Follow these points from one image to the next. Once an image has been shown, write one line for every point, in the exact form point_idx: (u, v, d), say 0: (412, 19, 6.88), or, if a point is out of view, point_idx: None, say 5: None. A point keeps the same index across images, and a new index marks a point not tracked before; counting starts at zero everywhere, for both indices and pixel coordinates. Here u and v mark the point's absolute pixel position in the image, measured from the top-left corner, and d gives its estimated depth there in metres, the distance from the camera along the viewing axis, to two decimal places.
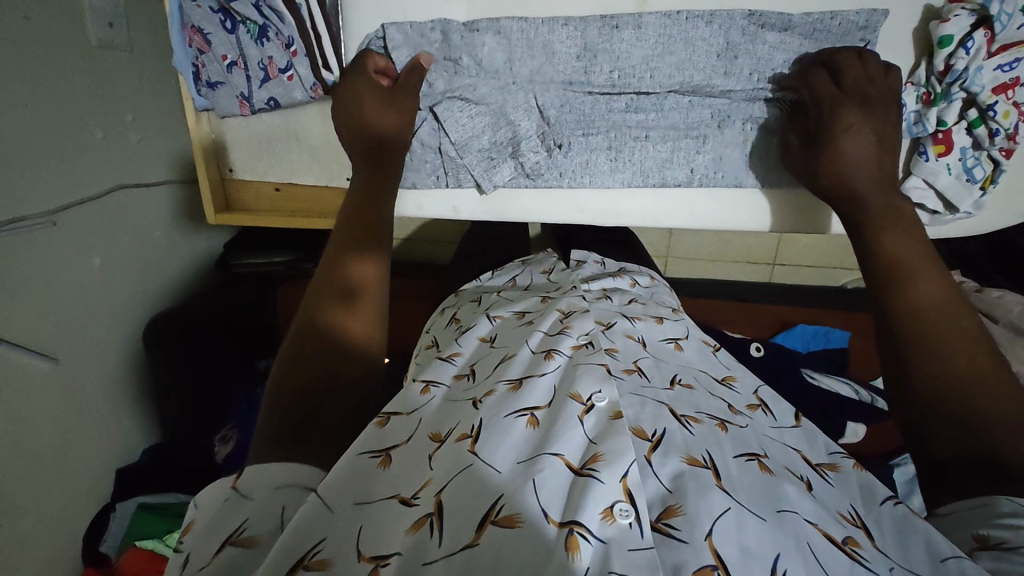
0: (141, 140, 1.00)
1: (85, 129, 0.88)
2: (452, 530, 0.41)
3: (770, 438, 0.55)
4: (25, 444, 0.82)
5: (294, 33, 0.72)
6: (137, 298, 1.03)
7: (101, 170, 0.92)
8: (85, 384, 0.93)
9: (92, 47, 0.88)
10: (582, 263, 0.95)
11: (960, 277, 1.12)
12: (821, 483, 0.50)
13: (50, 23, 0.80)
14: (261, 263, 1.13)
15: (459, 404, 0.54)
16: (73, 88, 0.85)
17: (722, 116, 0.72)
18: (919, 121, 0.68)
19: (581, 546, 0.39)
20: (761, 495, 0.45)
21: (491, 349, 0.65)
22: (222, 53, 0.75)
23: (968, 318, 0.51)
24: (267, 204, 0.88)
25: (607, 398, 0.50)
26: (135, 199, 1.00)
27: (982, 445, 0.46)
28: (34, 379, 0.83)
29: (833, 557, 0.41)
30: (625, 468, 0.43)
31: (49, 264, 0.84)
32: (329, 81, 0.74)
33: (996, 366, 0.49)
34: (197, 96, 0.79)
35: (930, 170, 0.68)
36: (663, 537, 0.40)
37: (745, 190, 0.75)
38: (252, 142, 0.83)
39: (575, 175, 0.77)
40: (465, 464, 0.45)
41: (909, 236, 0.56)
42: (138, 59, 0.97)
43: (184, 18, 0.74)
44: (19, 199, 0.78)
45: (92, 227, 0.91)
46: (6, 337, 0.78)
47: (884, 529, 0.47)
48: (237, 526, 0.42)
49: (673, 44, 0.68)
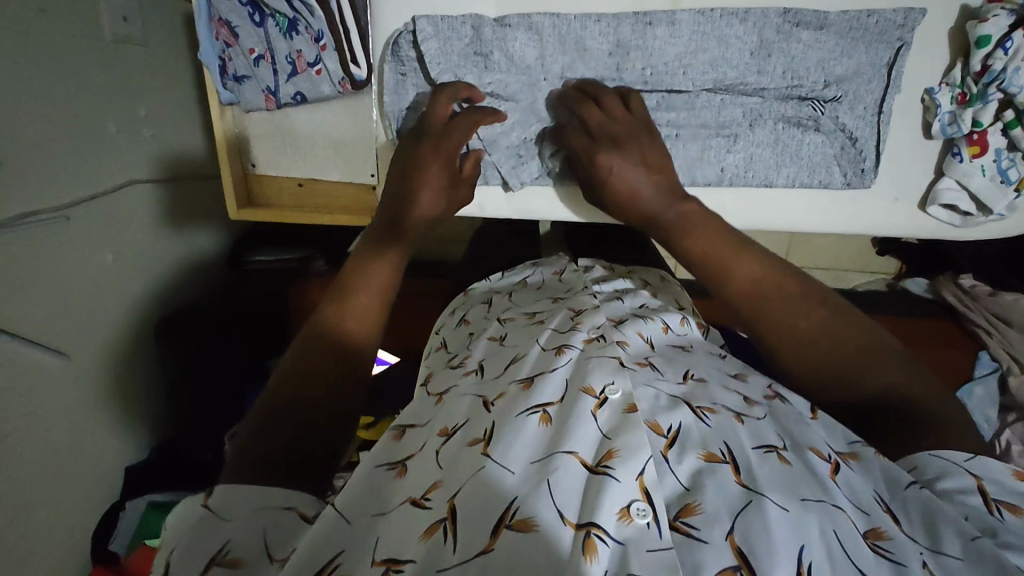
0: (155, 135, 0.99)
1: (99, 123, 0.88)
2: (467, 536, 0.40)
3: (789, 420, 0.50)
4: (35, 439, 0.82)
5: (323, 27, 0.70)
6: (148, 294, 1.02)
7: (115, 165, 0.91)
8: (96, 381, 0.92)
9: (108, 41, 0.88)
10: (590, 266, 0.92)
11: (972, 280, 1.12)
12: (846, 468, 0.47)
13: (67, 16, 0.80)
14: (271, 260, 1.11)
15: (471, 405, 0.53)
16: (89, 81, 0.85)
17: (755, 115, 0.72)
18: (954, 121, 0.68)
19: (597, 549, 0.39)
20: (782, 483, 0.43)
21: (502, 349, 0.63)
22: (249, 47, 0.74)
23: (781, 277, 0.58)
24: (287, 199, 0.87)
25: (620, 390, 0.49)
26: (148, 194, 0.99)
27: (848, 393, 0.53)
28: (45, 374, 0.82)
29: (859, 551, 0.40)
30: (641, 465, 0.43)
31: (63, 259, 0.84)
32: (358, 78, 0.74)
33: (819, 324, 0.55)
34: (222, 90, 0.77)
35: (964, 171, 0.68)
36: (684, 537, 0.40)
37: (773, 190, 0.75)
38: (270, 138, 0.82)
39: None
40: (477, 466, 0.44)
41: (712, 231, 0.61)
42: (154, 53, 0.97)
43: (210, 10, 0.72)
44: (32, 193, 0.77)
45: (105, 221, 0.91)
46: (18, 332, 0.77)
47: (912, 512, 0.44)
48: (220, 548, 0.40)
49: (706, 42, 0.68)
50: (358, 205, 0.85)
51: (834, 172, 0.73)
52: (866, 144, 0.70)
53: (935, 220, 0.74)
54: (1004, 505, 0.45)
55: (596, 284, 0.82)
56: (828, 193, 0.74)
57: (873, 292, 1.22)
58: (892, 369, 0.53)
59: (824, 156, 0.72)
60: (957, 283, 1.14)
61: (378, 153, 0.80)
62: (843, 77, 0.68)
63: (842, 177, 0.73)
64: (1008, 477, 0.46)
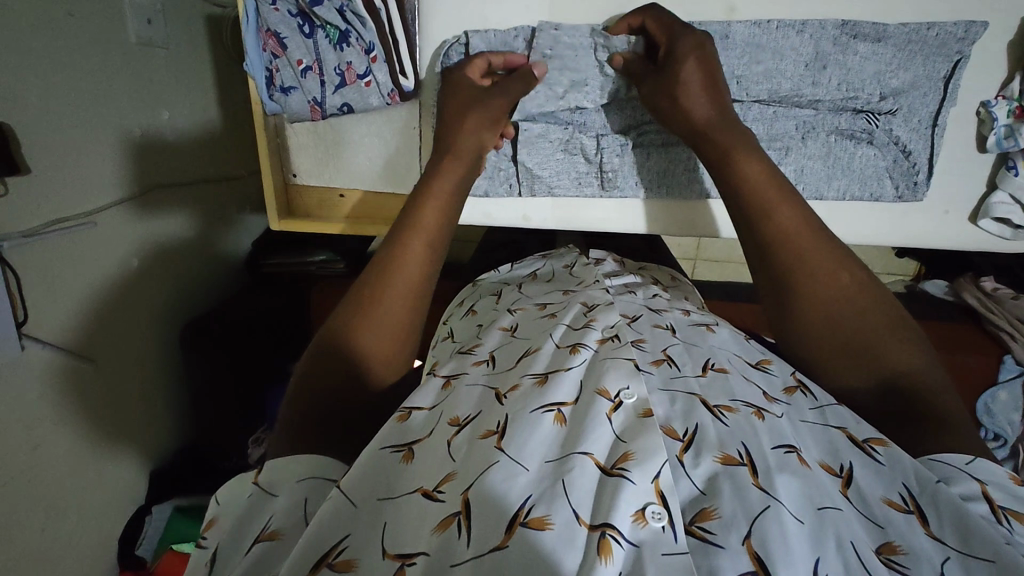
0: (177, 138, 0.98)
1: (125, 127, 0.87)
2: (482, 528, 0.36)
3: (809, 423, 0.45)
4: (62, 444, 0.82)
5: (375, 38, 0.70)
6: (173, 298, 1.02)
7: (139, 168, 0.90)
8: (123, 385, 0.92)
9: (132, 45, 0.87)
10: (602, 259, 0.83)
11: (994, 283, 1.12)
12: (866, 465, 0.42)
13: (93, 21, 0.79)
14: (294, 263, 1.11)
15: (484, 398, 0.47)
16: (113, 85, 0.84)
17: (807, 127, 0.71)
18: (1011, 135, 0.66)
19: (613, 551, 0.34)
20: (800, 485, 0.38)
21: (514, 340, 0.56)
22: (297, 58, 0.72)
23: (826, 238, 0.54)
24: (329, 210, 0.86)
25: (636, 395, 0.43)
26: (171, 197, 0.98)
27: (876, 365, 0.49)
28: (71, 381, 0.82)
29: (876, 565, 0.35)
30: (657, 467, 0.38)
31: (89, 265, 0.83)
32: (407, 88, 0.73)
33: (857, 287, 0.52)
34: (267, 101, 0.75)
35: (1019, 184, 0.68)
36: (699, 542, 0.35)
37: (824, 202, 0.74)
38: (301, 144, 0.81)
39: (650, 185, 0.76)
40: (490, 462, 0.39)
41: (760, 161, 0.57)
42: (176, 55, 0.96)
43: (260, 22, 0.71)
44: (59, 199, 0.77)
45: (129, 226, 0.90)
46: (46, 338, 0.77)
47: (943, 514, 0.38)
48: (263, 524, 0.39)
49: (760, 54, 0.68)
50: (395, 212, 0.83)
51: (886, 185, 0.72)
52: (919, 157, 0.70)
53: (984, 232, 0.74)
54: (1011, 513, 0.39)
55: (607, 278, 0.73)
56: (877, 205, 0.74)
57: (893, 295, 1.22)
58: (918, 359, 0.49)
59: (876, 169, 0.71)
60: (978, 286, 1.14)
61: (422, 158, 0.79)
62: (899, 90, 0.68)
63: (894, 190, 0.72)
64: (1008, 482, 0.41)
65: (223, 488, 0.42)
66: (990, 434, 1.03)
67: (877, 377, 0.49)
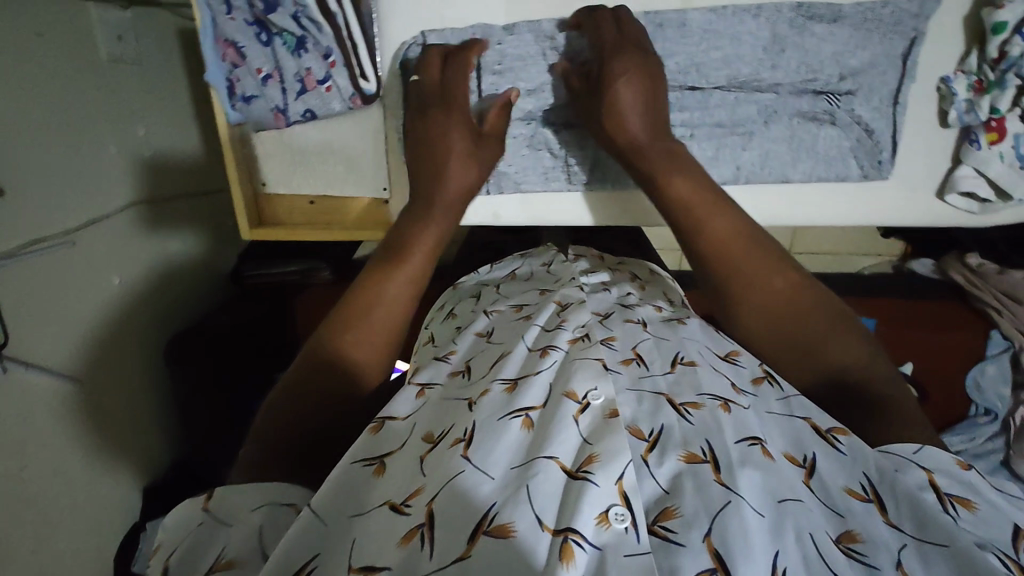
0: (154, 154, 0.98)
1: (100, 145, 0.87)
2: (446, 540, 0.36)
3: (776, 414, 0.46)
4: (51, 465, 0.82)
5: (331, 42, 0.71)
6: (158, 314, 1.02)
7: (117, 186, 0.90)
8: (111, 403, 0.92)
9: (103, 63, 0.87)
10: (580, 256, 0.84)
11: (980, 259, 1.12)
12: (829, 454, 0.43)
13: (61, 40, 0.79)
14: (276, 274, 1.10)
15: (454, 406, 0.48)
16: (85, 103, 0.84)
17: (770, 112, 0.71)
18: (971, 109, 0.67)
19: (575, 555, 0.34)
20: (761, 480, 0.39)
21: (487, 345, 0.57)
22: (257, 67, 0.73)
23: (758, 240, 0.55)
24: (301, 219, 0.85)
25: (603, 396, 0.43)
26: (150, 213, 0.98)
27: (819, 363, 0.51)
28: (57, 403, 0.82)
29: (836, 556, 0.36)
30: (621, 468, 0.38)
31: (69, 285, 0.83)
32: (368, 91, 0.74)
33: (795, 285, 0.53)
34: (231, 111, 0.75)
35: (982, 158, 0.68)
36: (660, 541, 0.36)
37: (791, 185, 0.75)
38: (280, 157, 0.80)
39: (618, 178, 0.76)
40: (456, 472, 0.40)
41: (692, 175, 0.58)
42: (149, 70, 0.96)
43: (217, 32, 0.71)
44: (36, 221, 0.77)
45: (109, 244, 0.90)
46: (28, 361, 0.77)
47: (901, 502, 0.40)
48: (218, 553, 0.40)
49: (718, 40, 0.68)
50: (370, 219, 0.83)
51: (851, 165, 0.72)
52: (882, 135, 0.70)
53: (953, 207, 0.74)
54: (957, 500, 0.40)
55: (584, 275, 0.73)
56: (846, 186, 0.74)
57: (879, 276, 1.23)
58: (852, 354, 0.51)
59: (840, 149, 0.72)
60: (964, 263, 1.13)
61: (389, 162, 0.79)
62: (857, 70, 0.68)
63: (859, 169, 0.72)
64: (956, 469, 0.42)
65: (169, 514, 0.43)
66: (982, 410, 1.07)
67: (823, 374, 0.51)
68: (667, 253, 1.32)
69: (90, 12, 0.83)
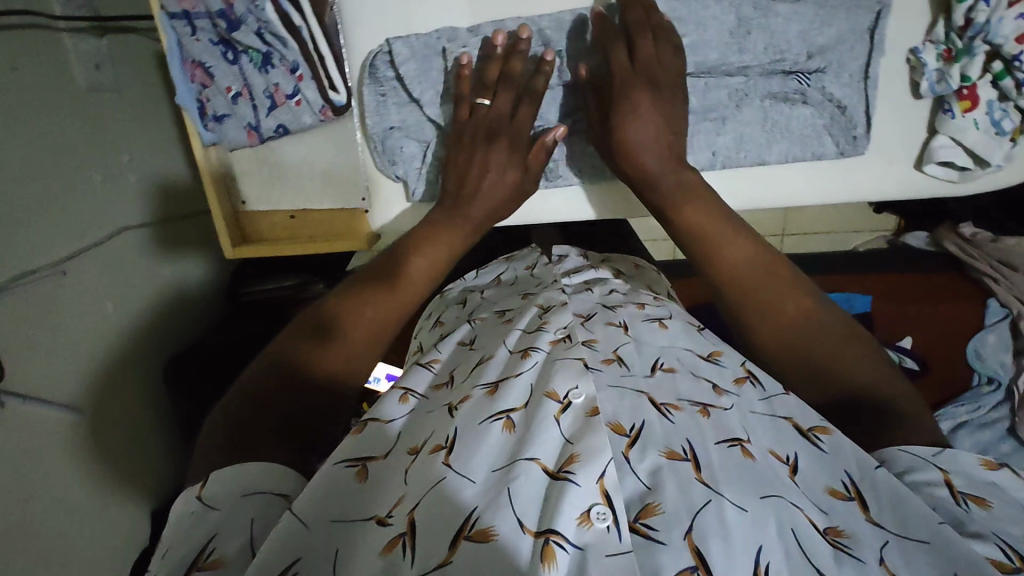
0: (140, 179, 0.98)
1: (84, 174, 0.87)
2: (427, 544, 0.38)
3: (758, 414, 0.48)
4: (56, 495, 0.82)
5: (297, 56, 0.70)
6: (154, 338, 1.02)
7: (105, 213, 0.91)
8: (112, 430, 0.92)
9: (81, 92, 0.87)
10: (564, 256, 0.84)
11: (973, 229, 1.12)
12: (810, 455, 0.45)
13: (37, 71, 0.79)
14: (270, 290, 1.11)
15: (435, 415, 0.49)
16: (67, 133, 0.84)
17: (740, 95, 0.71)
18: (942, 79, 0.67)
19: (556, 556, 0.36)
20: (743, 479, 0.42)
21: (471, 353, 0.58)
22: (226, 86, 0.73)
23: (775, 266, 0.58)
24: (282, 233, 0.85)
25: (583, 394, 0.45)
26: (140, 238, 0.99)
27: (835, 383, 0.51)
28: (59, 433, 0.83)
29: (818, 551, 0.39)
30: (601, 469, 0.40)
31: (63, 315, 0.83)
32: (338, 103, 0.74)
33: (811, 309, 0.55)
34: (203, 131, 0.75)
35: (957, 126, 0.68)
36: (643, 539, 0.37)
37: (768, 166, 0.74)
38: (260, 174, 0.80)
39: (594, 171, 0.77)
40: (436, 479, 0.41)
41: (707, 205, 0.62)
42: (127, 97, 0.96)
43: (184, 53, 0.72)
44: (26, 254, 0.77)
45: (101, 271, 0.90)
46: (26, 393, 0.77)
47: (882, 498, 0.42)
48: (204, 545, 0.38)
49: (682, 27, 0.68)
50: (352, 230, 0.83)
51: (826, 142, 0.72)
52: (855, 110, 0.70)
53: (932, 178, 0.74)
54: (971, 497, 0.42)
55: (566, 277, 0.75)
56: (821, 164, 0.74)
57: (873, 252, 1.23)
58: (858, 369, 0.52)
59: (815, 127, 0.72)
60: (957, 234, 1.15)
61: (368, 172, 0.80)
62: (825, 47, 0.68)
63: (834, 146, 0.72)
64: (977, 469, 0.43)
65: (172, 503, 0.42)
66: (984, 378, 1.03)
67: (837, 393, 0.51)
68: (662, 244, 1.34)
69: (64, 41, 0.83)
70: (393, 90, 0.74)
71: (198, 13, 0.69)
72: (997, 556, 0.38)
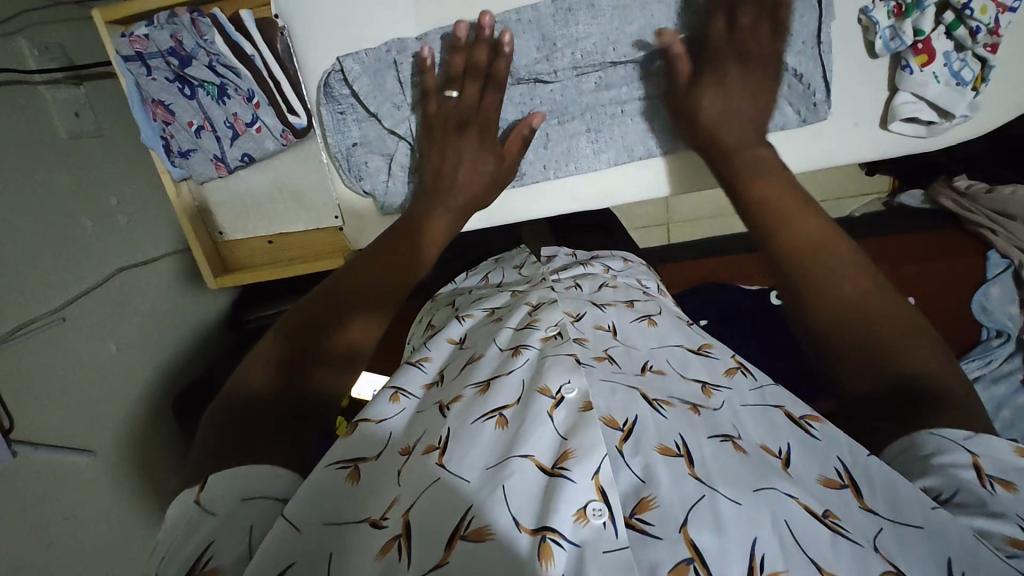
0: (130, 220, 1.00)
1: (76, 221, 0.89)
2: (423, 547, 0.38)
3: (750, 406, 0.49)
4: (78, 536, 0.84)
5: (252, 85, 0.71)
6: (160, 373, 1.04)
7: (98, 257, 0.93)
8: (126, 468, 0.94)
9: (65, 141, 0.89)
10: (553, 256, 0.86)
11: (968, 181, 1.11)
12: (801, 442, 0.45)
13: (20, 126, 0.81)
14: (270, 316, 1.12)
15: (427, 412, 0.50)
16: (55, 183, 0.86)
17: None
18: (896, 35, 0.67)
19: (554, 553, 0.37)
20: (736, 471, 0.41)
21: (460, 352, 0.58)
22: (188, 120, 0.74)
23: (843, 242, 0.53)
24: (262, 257, 0.87)
25: (575, 390, 0.46)
26: (136, 277, 1.00)
27: (890, 368, 0.46)
28: (75, 475, 0.84)
29: (813, 539, 0.37)
30: (595, 465, 0.40)
31: (67, 360, 0.85)
32: (298, 125, 0.74)
33: (877, 288, 0.50)
34: (172, 168, 0.77)
35: (917, 82, 0.68)
36: (638, 533, 0.37)
37: None
38: (234, 203, 0.82)
39: (559, 165, 0.77)
40: (432, 479, 0.42)
41: (780, 175, 0.59)
42: (111, 140, 0.98)
43: (144, 94, 0.73)
44: (24, 305, 0.79)
45: (101, 313, 0.92)
46: (38, 440, 0.79)
47: (875, 482, 0.41)
48: (202, 552, 0.37)
49: (630, 15, 0.68)
50: (330, 248, 0.85)
51: (787, 112, 0.72)
52: (812, 78, 0.69)
53: (900, 135, 0.73)
54: (998, 480, 0.40)
55: (554, 275, 0.76)
56: (787, 134, 0.74)
57: (869, 214, 1.22)
58: (920, 357, 0.47)
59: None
60: (952, 187, 1.12)
61: (337, 191, 0.80)
62: None
63: (796, 114, 0.72)
64: (1006, 454, 0.41)
65: (171, 501, 0.41)
66: (993, 331, 1.02)
67: (890, 381, 0.46)
68: (654, 229, 1.34)
69: (43, 94, 0.85)
70: (352, 109, 0.75)
71: (151, 53, 0.70)
72: (1015, 533, 0.37)
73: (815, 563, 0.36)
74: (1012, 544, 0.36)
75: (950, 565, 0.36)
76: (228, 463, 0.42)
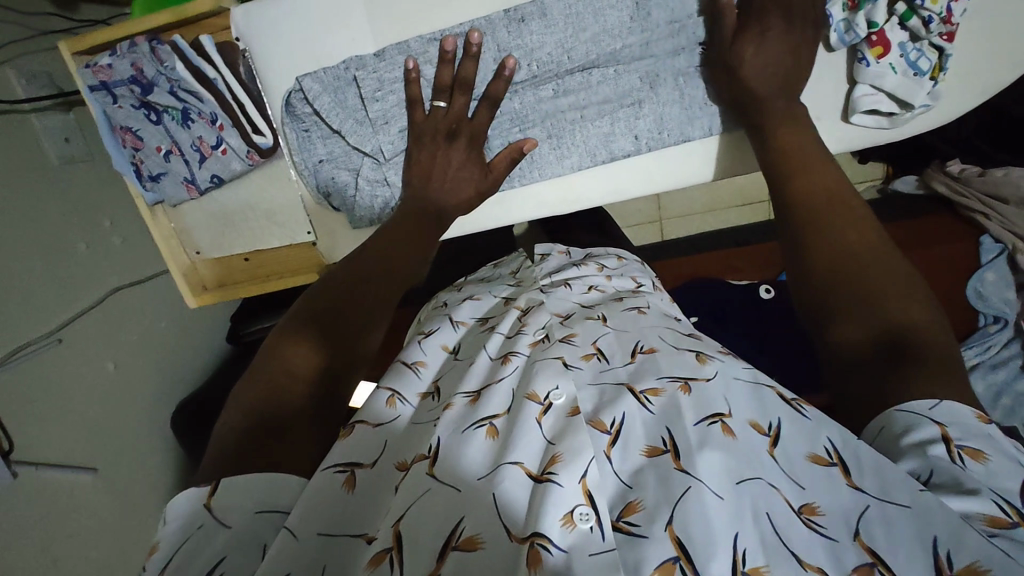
0: (123, 240, 1.02)
1: (69, 244, 0.92)
2: (415, 557, 0.38)
3: (743, 380, 0.46)
4: (83, 551, 0.86)
5: (215, 108, 0.73)
6: (159, 389, 1.06)
7: (93, 277, 0.95)
8: (129, 482, 0.96)
9: (57, 166, 0.91)
10: (546, 255, 0.85)
11: (960, 165, 1.10)
12: (794, 422, 0.42)
13: (12, 155, 0.83)
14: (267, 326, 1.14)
15: (424, 428, 0.50)
16: (48, 208, 0.88)
17: (653, 77, 0.72)
18: (850, 28, 0.66)
19: (543, 559, 0.37)
20: (722, 460, 0.40)
21: (456, 361, 0.58)
22: (156, 145, 0.76)
23: (853, 204, 0.54)
24: (239, 275, 0.89)
25: (564, 395, 0.47)
26: (132, 296, 1.02)
27: (888, 318, 0.45)
28: (76, 492, 0.86)
29: (794, 532, 0.36)
30: (584, 467, 0.41)
31: (65, 379, 0.87)
32: (263, 145, 0.76)
33: (885, 245, 0.50)
34: (145, 192, 0.80)
35: (874, 74, 0.68)
36: (625, 535, 0.37)
37: (695, 143, 0.75)
38: (206, 223, 0.84)
39: (523, 173, 0.77)
40: (424, 489, 0.42)
41: (807, 136, 0.61)
42: (103, 163, 1.00)
43: (111, 122, 0.75)
44: (21, 328, 0.81)
45: (98, 333, 0.94)
46: (39, 459, 0.81)
47: (864, 460, 0.38)
48: (214, 564, 0.38)
49: (583, 21, 0.68)
50: (307, 264, 0.87)
51: None
52: None
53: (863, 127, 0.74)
54: (967, 451, 0.37)
55: (546, 276, 0.75)
56: None
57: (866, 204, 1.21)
58: (920, 308, 0.45)
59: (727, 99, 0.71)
60: (945, 173, 1.11)
61: (308, 209, 0.82)
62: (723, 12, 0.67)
63: None
64: (973, 421, 0.38)
65: (181, 492, 0.42)
66: (989, 318, 0.99)
67: (879, 328, 0.45)
68: (647, 227, 1.33)
69: (33, 122, 0.88)
70: (315, 127, 0.75)
71: (115, 82, 0.72)
72: (991, 512, 0.34)
73: (796, 557, 0.35)
74: (991, 522, 0.34)
75: (936, 546, 0.33)
76: (245, 466, 0.42)
